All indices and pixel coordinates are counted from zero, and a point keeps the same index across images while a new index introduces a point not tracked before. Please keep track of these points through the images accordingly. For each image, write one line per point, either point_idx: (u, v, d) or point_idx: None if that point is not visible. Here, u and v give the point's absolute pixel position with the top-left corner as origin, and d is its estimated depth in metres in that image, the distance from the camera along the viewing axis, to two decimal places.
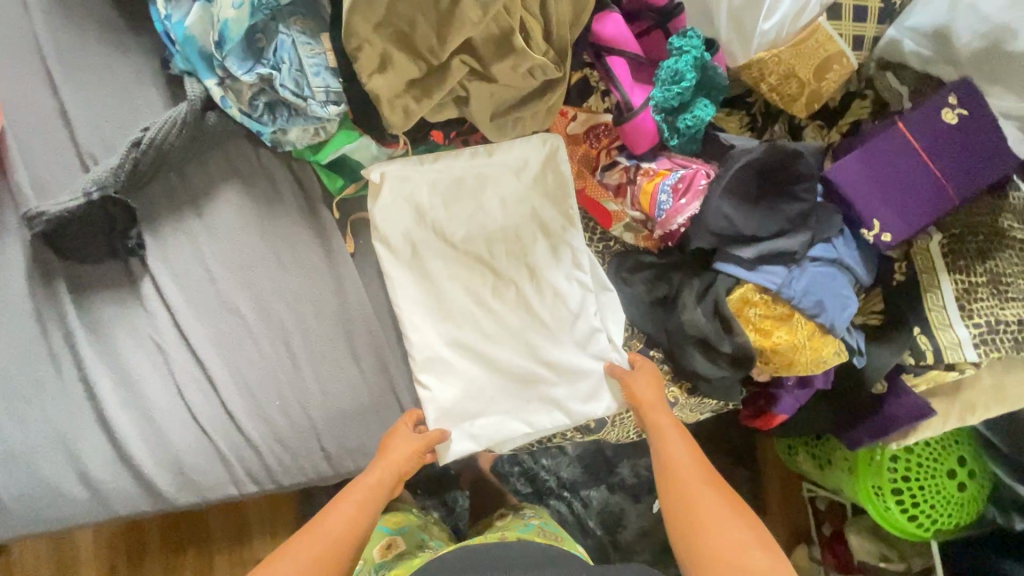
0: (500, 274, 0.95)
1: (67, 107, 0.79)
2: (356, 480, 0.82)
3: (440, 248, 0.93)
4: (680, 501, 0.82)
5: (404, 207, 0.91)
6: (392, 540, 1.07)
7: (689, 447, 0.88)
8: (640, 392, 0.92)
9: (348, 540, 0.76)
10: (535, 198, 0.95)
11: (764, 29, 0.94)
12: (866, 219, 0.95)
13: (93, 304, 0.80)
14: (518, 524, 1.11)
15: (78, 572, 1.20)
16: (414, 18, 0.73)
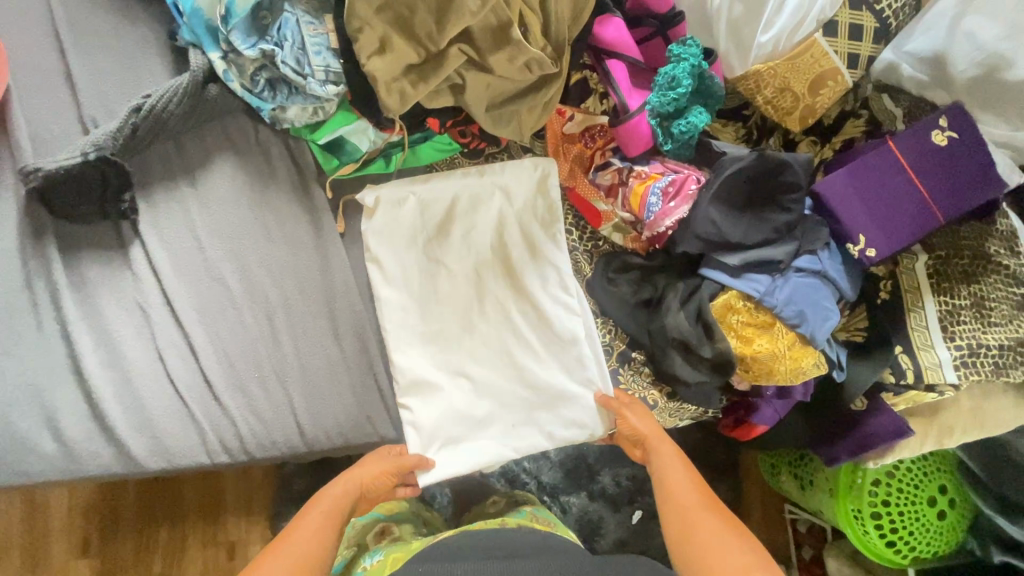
0: (488, 297, 0.97)
1: (73, 71, 0.81)
2: (325, 494, 0.87)
3: (430, 269, 0.95)
4: (677, 531, 0.85)
5: (397, 230, 0.93)
6: (386, 527, 1.08)
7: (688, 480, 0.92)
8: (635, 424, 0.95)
9: (323, 543, 0.80)
10: (528, 222, 0.98)
11: (761, 42, 0.96)
12: (852, 235, 0.95)
13: (81, 264, 0.81)
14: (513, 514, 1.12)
15: (47, 537, 1.19)
16: (415, 4, 0.75)
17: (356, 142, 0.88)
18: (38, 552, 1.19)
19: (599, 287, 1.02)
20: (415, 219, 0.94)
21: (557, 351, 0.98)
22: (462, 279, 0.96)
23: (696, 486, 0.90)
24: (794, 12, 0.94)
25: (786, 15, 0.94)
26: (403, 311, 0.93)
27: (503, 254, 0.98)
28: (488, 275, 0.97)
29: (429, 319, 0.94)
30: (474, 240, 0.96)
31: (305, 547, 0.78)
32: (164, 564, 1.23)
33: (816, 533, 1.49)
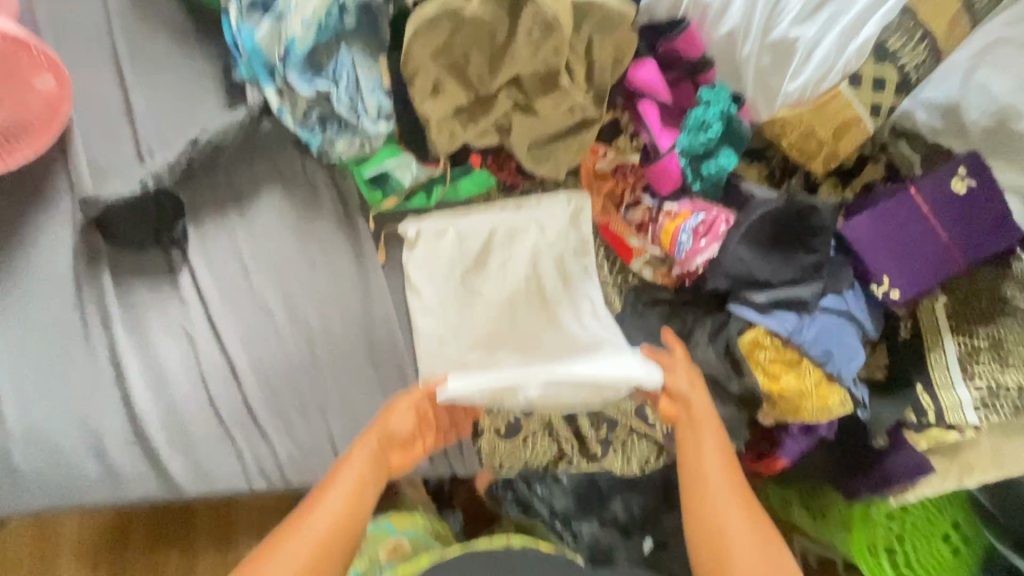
0: (518, 312, 0.99)
1: (133, 103, 0.84)
2: (342, 465, 0.79)
3: (466, 297, 0.97)
4: (706, 529, 0.79)
5: (435, 258, 0.95)
6: (399, 542, 1.07)
7: (725, 467, 0.83)
8: (676, 376, 0.91)
9: (350, 523, 0.74)
10: (562, 256, 1.01)
11: (788, 90, 1.00)
12: (875, 275, 0.98)
13: (132, 288, 0.83)
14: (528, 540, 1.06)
15: (59, 557, 1.18)
16: (469, 51, 0.79)
17: (398, 176, 0.89)
18: (48, 574, 1.17)
19: (628, 320, 1.05)
20: (454, 253, 0.96)
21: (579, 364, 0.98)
22: (499, 310, 0.98)
23: (734, 473, 0.82)
24: (820, 65, 0.97)
25: (813, 67, 0.98)
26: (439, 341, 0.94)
27: (537, 285, 1.00)
28: (523, 306, 0.99)
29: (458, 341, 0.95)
30: (510, 272, 0.99)
31: (328, 530, 0.72)
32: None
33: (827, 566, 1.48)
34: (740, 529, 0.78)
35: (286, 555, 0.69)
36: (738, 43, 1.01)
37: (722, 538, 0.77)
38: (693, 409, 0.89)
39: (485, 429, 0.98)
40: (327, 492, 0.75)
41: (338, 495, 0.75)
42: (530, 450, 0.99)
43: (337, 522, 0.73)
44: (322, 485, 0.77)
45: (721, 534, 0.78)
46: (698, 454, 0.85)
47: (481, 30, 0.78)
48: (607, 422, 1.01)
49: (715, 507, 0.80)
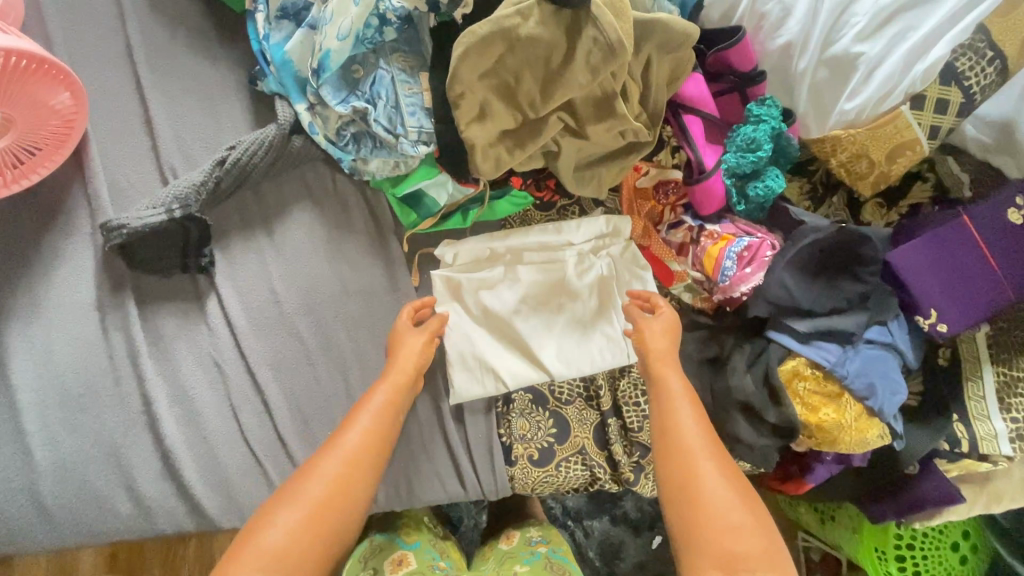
0: (541, 319, 0.93)
1: (153, 115, 0.78)
2: (369, 394, 0.79)
3: (498, 317, 0.92)
4: (680, 476, 0.77)
5: (470, 279, 0.91)
6: (404, 555, 0.99)
7: (697, 415, 0.83)
8: (653, 341, 0.88)
9: (374, 448, 0.75)
10: (601, 277, 0.95)
11: (844, 109, 0.95)
12: (923, 307, 0.95)
13: (158, 315, 0.78)
14: (524, 551, 1.05)
15: None
16: (521, 72, 0.72)
17: (435, 196, 0.85)
18: None
19: None
20: (494, 285, 0.92)
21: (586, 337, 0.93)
22: (534, 329, 0.92)
23: (706, 427, 0.81)
24: (882, 84, 0.92)
25: (874, 87, 0.92)
26: (474, 363, 0.90)
27: (573, 305, 0.94)
28: (558, 324, 0.93)
29: (479, 347, 0.90)
30: (549, 299, 0.94)
31: (358, 450, 0.74)
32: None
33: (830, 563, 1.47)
34: (719, 481, 0.76)
35: (321, 471, 0.71)
36: (793, 57, 0.95)
37: (695, 487, 0.75)
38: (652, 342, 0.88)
39: (519, 456, 0.94)
40: (356, 418, 0.76)
41: (364, 420, 0.76)
42: (563, 477, 0.95)
43: (363, 445, 0.74)
44: (351, 412, 0.78)
45: (697, 485, 0.75)
46: (670, 403, 0.83)
47: (536, 50, 0.71)
48: (641, 447, 0.99)
49: (694, 460, 0.78)
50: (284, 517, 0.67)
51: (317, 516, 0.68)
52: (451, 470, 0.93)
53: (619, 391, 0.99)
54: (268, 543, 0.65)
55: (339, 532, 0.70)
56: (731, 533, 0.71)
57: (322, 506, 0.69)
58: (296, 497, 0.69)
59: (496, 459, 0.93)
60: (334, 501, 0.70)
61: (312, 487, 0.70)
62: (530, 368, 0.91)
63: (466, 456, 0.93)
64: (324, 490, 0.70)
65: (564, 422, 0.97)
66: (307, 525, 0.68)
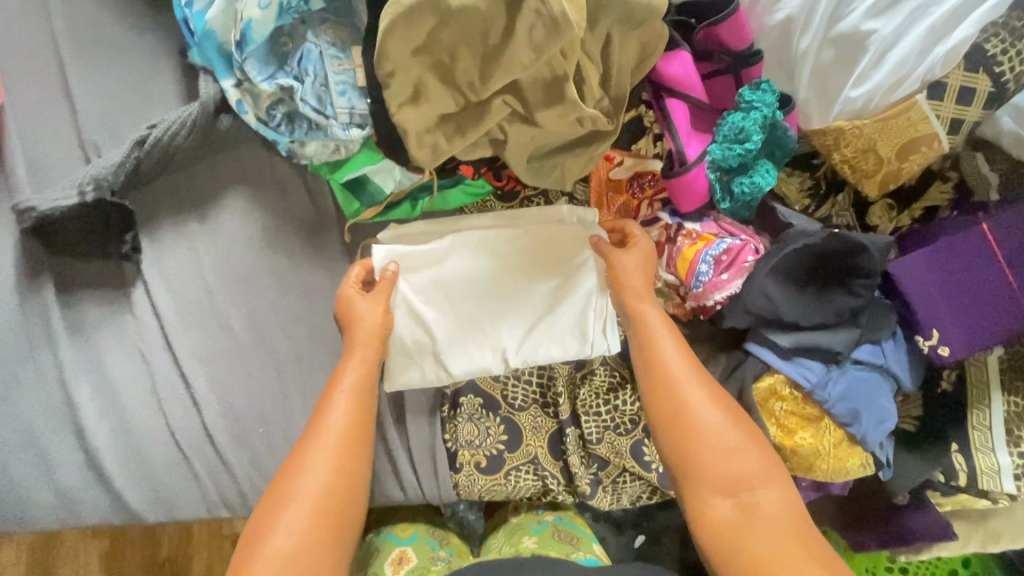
0: (484, 307, 0.85)
1: (73, 89, 0.73)
2: (341, 367, 0.74)
3: (440, 302, 0.84)
4: (669, 411, 0.74)
5: (412, 261, 0.83)
6: (403, 553, 0.91)
7: (680, 348, 0.78)
8: (628, 278, 0.81)
9: (358, 427, 0.71)
10: (573, 253, 0.86)
11: (850, 96, 0.83)
12: (924, 327, 0.85)
13: (81, 302, 0.75)
14: (531, 521, 0.96)
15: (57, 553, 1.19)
16: (457, 49, 0.64)
17: (380, 182, 0.79)
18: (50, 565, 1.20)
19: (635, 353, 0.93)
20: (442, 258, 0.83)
21: (529, 337, 0.85)
22: (494, 303, 0.85)
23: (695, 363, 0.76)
24: (894, 71, 0.80)
25: (883, 73, 0.80)
26: (413, 347, 0.84)
27: (535, 290, 0.86)
28: (524, 300, 0.86)
29: (420, 328, 0.84)
30: (508, 274, 0.86)
31: (344, 434, 0.69)
32: (172, 548, 1.27)
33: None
34: (709, 410, 0.73)
35: (314, 462, 0.67)
36: (794, 36, 0.83)
37: (687, 419, 0.73)
38: (622, 278, 0.81)
39: (465, 462, 0.89)
40: (332, 398, 0.71)
41: (342, 399, 0.72)
42: (512, 487, 0.90)
43: (348, 428, 0.70)
44: (324, 395, 0.73)
45: (688, 417, 0.73)
46: (653, 340, 0.78)
47: (472, 26, 0.62)
48: (598, 459, 0.93)
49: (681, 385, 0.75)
50: (291, 518, 0.63)
51: (323, 512, 0.65)
52: (393, 472, 0.89)
53: (578, 399, 0.92)
54: (275, 551, 0.62)
55: (349, 503, 0.67)
56: (726, 455, 0.71)
57: (328, 494, 0.66)
58: (297, 494, 0.65)
59: (439, 465, 0.89)
60: (340, 484, 0.67)
61: (309, 482, 0.66)
62: (485, 349, 0.85)
63: (407, 459, 0.89)
64: (324, 480, 0.66)
65: (515, 429, 0.91)
66: (315, 520, 0.64)
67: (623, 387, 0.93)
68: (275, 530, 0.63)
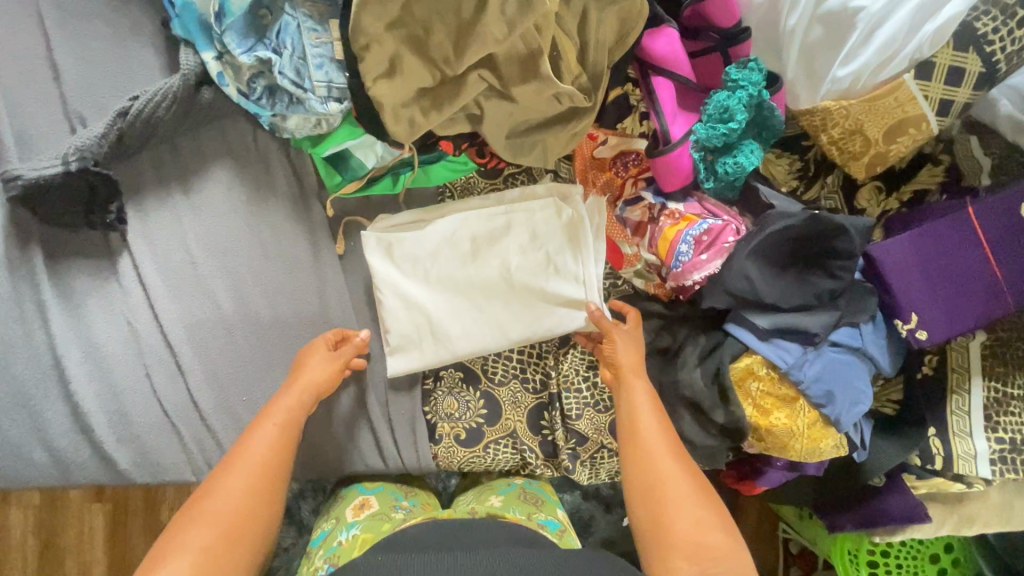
0: (475, 290, 0.86)
1: (57, 61, 0.75)
2: (274, 401, 0.74)
3: (431, 289, 0.86)
4: (643, 479, 0.73)
5: (400, 249, 0.84)
6: (366, 500, 0.91)
7: (660, 420, 0.78)
8: (621, 350, 0.83)
9: (281, 457, 0.70)
10: (565, 233, 0.88)
11: (837, 76, 0.82)
12: (904, 311, 0.84)
13: (69, 271, 0.78)
14: (500, 483, 0.97)
15: (65, 512, 1.30)
16: (431, 23, 0.65)
17: (361, 157, 0.80)
18: (58, 524, 1.30)
19: None
20: (430, 242, 0.85)
21: (523, 311, 0.87)
22: (492, 281, 0.86)
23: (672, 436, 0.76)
24: (881, 50, 0.79)
25: (872, 52, 0.79)
26: (414, 327, 0.84)
27: (525, 273, 0.87)
28: (517, 277, 0.87)
29: (412, 313, 0.84)
30: (504, 254, 0.87)
31: (264, 463, 0.68)
32: (171, 515, 1.32)
33: (808, 557, 1.32)
34: (681, 480, 0.72)
35: (230, 485, 0.65)
36: (782, 13, 0.82)
37: (658, 488, 0.71)
38: (619, 354, 0.83)
39: (444, 435, 0.91)
40: (257, 427, 0.71)
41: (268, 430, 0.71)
42: (491, 459, 0.92)
43: (269, 454, 0.69)
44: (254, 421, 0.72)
45: (661, 485, 0.71)
46: (634, 408, 0.79)
47: None
48: (577, 434, 0.94)
49: (654, 454, 0.74)
50: (194, 539, 0.60)
51: (220, 545, 0.61)
52: (374, 442, 0.91)
53: (561, 375, 0.94)
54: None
55: (258, 536, 0.64)
56: (693, 525, 0.67)
57: (235, 523, 0.63)
58: (206, 512, 0.63)
59: (418, 437, 0.91)
60: (248, 513, 0.64)
61: (216, 504, 0.63)
62: (486, 324, 0.86)
63: (388, 431, 0.91)
64: (234, 505, 0.64)
65: (495, 404, 0.92)
66: (220, 543, 0.61)
67: None
68: (173, 555, 0.58)
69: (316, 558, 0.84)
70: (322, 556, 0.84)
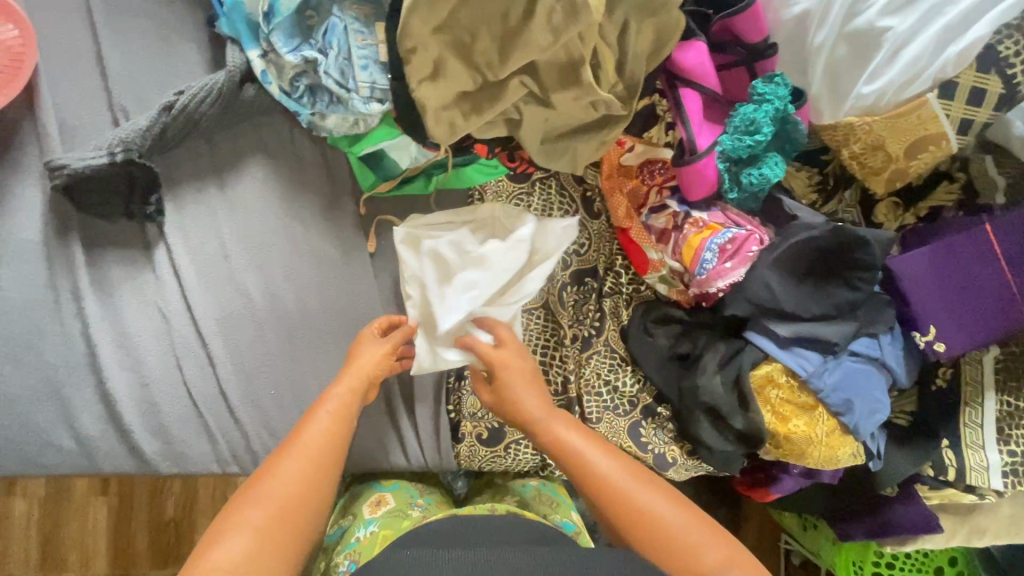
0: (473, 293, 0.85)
1: (103, 54, 0.76)
2: (328, 389, 0.74)
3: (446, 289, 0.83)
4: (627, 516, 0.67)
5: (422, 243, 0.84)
6: (382, 496, 0.91)
7: (604, 449, 0.74)
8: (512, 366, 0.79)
9: (339, 444, 0.70)
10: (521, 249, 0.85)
11: (862, 93, 0.84)
12: (922, 323, 0.86)
13: (105, 261, 0.79)
14: (516, 484, 0.98)
15: (70, 500, 1.29)
16: (478, 30, 0.66)
17: (396, 158, 0.82)
18: (62, 513, 1.29)
19: (635, 335, 0.96)
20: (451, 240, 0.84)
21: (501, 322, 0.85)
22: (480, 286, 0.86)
23: (626, 463, 0.72)
24: (909, 66, 0.81)
25: (899, 68, 0.81)
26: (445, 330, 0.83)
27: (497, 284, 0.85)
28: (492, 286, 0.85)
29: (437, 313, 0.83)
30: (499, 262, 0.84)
31: (319, 450, 0.68)
32: (176, 510, 1.31)
33: (809, 568, 1.33)
34: (668, 505, 0.68)
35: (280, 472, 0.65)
36: (809, 31, 0.85)
37: (645, 518, 0.67)
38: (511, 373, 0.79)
39: (467, 434, 0.92)
40: (313, 416, 0.70)
41: (324, 419, 0.71)
42: (512, 460, 0.93)
43: (326, 442, 0.69)
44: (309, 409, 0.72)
45: (653, 519, 0.66)
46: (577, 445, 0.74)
47: (493, 6, 0.65)
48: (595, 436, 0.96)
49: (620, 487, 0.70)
50: (248, 517, 0.61)
51: (271, 527, 0.61)
52: (396, 439, 0.92)
53: (582, 378, 0.96)
54: (219, 561, 0.57)
55: (307, 523, 0.64)
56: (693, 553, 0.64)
57: (286, 506, 0.63)
58: (256, 496, 0.63)
59: (441, 435, 0.92)
60: (302, 499, 0.64)
61: (268, 488, 0.64)
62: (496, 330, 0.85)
63: (411, 428, 0.92)
64: (288, 489, 0.64)
65: None
66: (269, 529, 0.61)
67: (623, 367, 0.97)
68: (228, 532, 0.59)
69: (334, 554, 0.84)
70: (340, 554, 0.84)
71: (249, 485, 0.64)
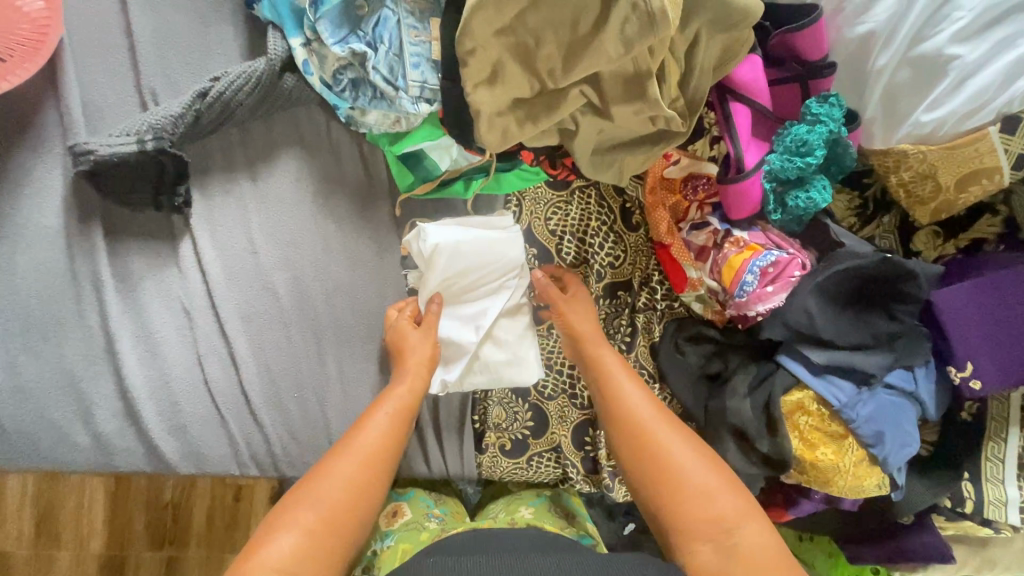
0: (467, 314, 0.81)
1: (134, 31, 0.72)
2: (389, 388, 0.72)
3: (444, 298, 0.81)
4: (641, 451, 0.68)
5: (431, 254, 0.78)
6: (398, 507, 0.89)
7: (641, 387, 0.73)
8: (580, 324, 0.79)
9: (391, 450, 0.67)
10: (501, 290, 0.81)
11: (921, 120, 0.81)
12: (958, 358, 0.85)
13: (128, 251, 0.75)
14: (529, 494, 0.94)
15: (66, 482, 1.26)
16: (543, 35, 0.63)
17: (436, 159, 0.78)
18: (58, 494, 1.26)
19: (665, 353, 0.94)
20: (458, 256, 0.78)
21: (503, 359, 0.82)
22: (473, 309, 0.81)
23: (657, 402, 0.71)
24: (973, 98, 0.77)
25: (962, 98, 0.78)
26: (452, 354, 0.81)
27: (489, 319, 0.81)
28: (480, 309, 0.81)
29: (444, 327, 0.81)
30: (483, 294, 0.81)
31: (374, 451, 0.66)
32: (175, 493, 1.28)
33: None
34: (683, 447, 0.67)
35: (335, 471, 0.64)
36: (873, 51, 0.82)
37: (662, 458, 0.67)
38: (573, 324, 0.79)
39: (490, 444, 0.91)
40: (371, 416, 0.69)
41: (382, 419, 0.69)
42: (534, 472, 0.92)
43: (380, 445, 0.67)
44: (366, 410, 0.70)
45: (669, 464, 0.66)
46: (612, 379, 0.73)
47: (564, 11, 0.61)
48: None
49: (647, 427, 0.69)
50: (299, 517, 0.60)
51: (324, 527, 0.60)
52: (418, 447, 0.90)
53: None
54: (270, 558, 0.57)
55: (354, 526, 0.62)
56: (703, 500, 0.64)
57: (335, 509, 0.61)
58: (307, 496, 0.61)
59: (465, 445, 0.90)
60: (353, 503, 0.63)
61: (322, 488, 0.62)
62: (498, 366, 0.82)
63: (435, 439, 0.90)
64: (340, 492, 0.62)
65: (542, 417, 0.92)
66: (318, 529, 0.60)
67: (650, 384, 0.95)
68: (279, 530, 0.59)
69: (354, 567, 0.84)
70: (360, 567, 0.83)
71: (305, 480, 0.63)
